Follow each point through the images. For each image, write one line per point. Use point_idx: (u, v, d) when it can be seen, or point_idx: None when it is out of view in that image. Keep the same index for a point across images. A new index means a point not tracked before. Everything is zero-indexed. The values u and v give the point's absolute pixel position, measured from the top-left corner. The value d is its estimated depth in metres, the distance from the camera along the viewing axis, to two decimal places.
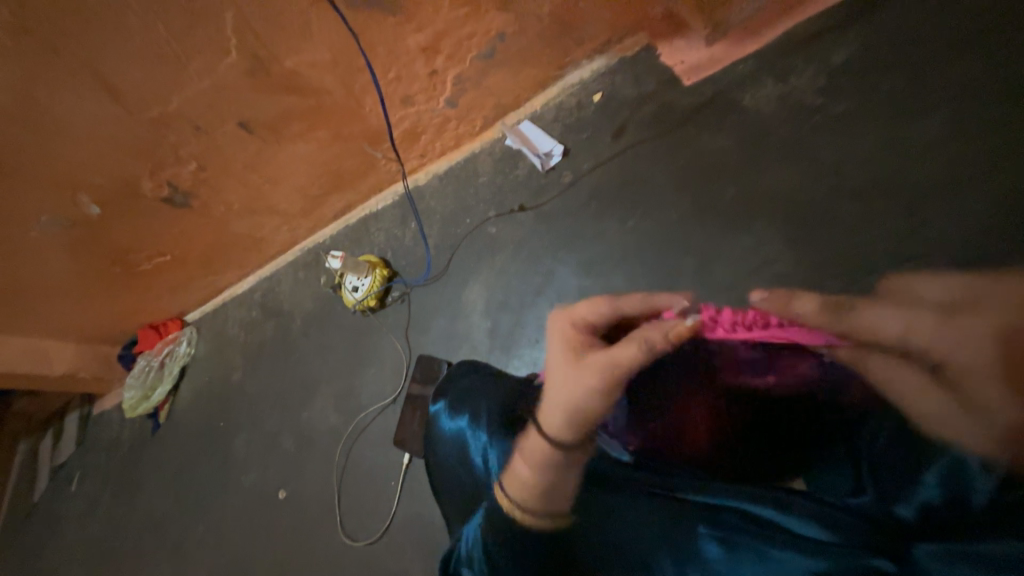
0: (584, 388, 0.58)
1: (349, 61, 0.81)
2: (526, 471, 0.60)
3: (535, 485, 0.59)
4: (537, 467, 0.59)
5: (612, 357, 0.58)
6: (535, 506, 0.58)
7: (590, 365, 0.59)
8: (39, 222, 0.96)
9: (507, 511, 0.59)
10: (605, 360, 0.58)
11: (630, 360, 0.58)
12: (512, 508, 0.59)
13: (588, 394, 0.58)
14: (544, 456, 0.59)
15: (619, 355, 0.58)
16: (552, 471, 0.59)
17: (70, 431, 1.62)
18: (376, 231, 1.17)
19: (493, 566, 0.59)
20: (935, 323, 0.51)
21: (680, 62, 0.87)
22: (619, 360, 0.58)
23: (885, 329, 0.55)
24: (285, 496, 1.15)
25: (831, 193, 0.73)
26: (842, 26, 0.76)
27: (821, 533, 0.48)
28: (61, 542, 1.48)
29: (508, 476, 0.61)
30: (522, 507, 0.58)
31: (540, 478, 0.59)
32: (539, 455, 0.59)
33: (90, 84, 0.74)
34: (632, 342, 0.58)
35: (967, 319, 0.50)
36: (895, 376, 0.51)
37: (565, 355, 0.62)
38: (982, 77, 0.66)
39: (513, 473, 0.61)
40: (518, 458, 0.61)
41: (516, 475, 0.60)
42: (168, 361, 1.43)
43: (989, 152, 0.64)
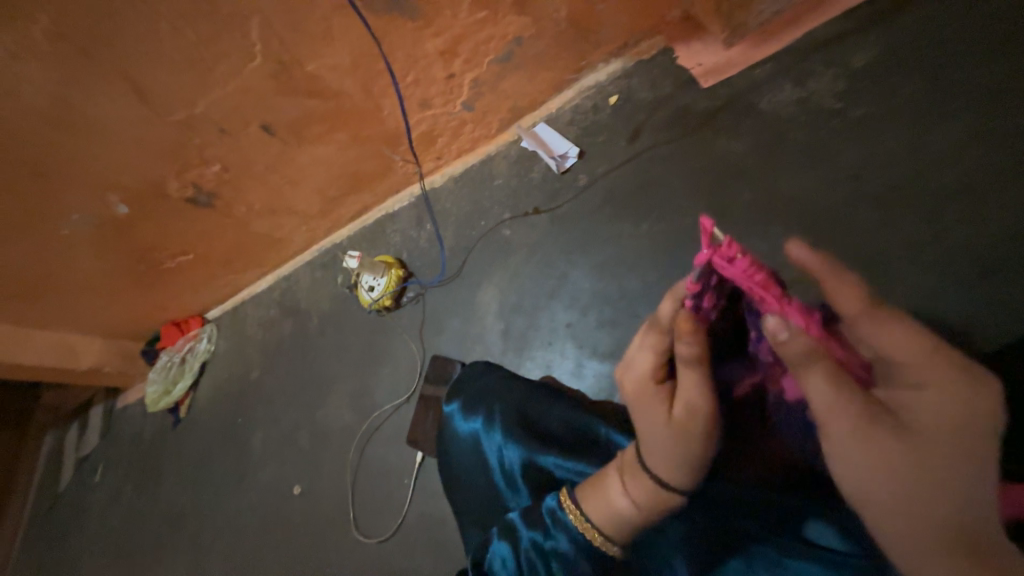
0: (687, 441, 0.49)
1: (369, 65, 0.83)
2: (630, 510, 0.52)
3: (634, 522, 0.53)
4: (643, 509, 0.52)
5: (690, 399, 0.49)
6: (632, 539, 0.54)
7: (679, 419, 0.49)
8: (70, 221, 1.00)
9: (590, 537, 0.55)
10: (690, 404, 0.49)
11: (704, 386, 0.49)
12: (601, 540, 0.54)
13: (692, 444, 0.49)
14: (654, 500, 0.51)
15: (692, 391, 0.49)
16: (659, 513, 0.52)
17: (94, 423, 1.67)
18: (392, 232, 1.19)
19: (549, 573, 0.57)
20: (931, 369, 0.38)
21: (697, 65, 0.87)
22: (696, 394, 0.49)
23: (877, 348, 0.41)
24: (300, 492, 1.17)
25: (852, 197, 0.71)
26: (864, 28, 0.75)
27: (841, 544, 0.50)
28: (85, 532, 1.52)
29: (597, 512, 0.54)
30: (617, 542, 0.54)
31: (643, 517, 0.52)
32: (648, 500, 0.51)
33: (121, 87, 0.77)
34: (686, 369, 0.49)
35: (969, 392, 0.37)
36: (841, 398, 0.40)
37: (650, 415, 0.51)
38: (1009, 80, 0.65)
39: (606, 504, 0.54)
40: (615, 488, 0.53)
41: (610, 513, 0.53)
42: (189, 357, 1.46)
43: (1015, 158, 0.63)
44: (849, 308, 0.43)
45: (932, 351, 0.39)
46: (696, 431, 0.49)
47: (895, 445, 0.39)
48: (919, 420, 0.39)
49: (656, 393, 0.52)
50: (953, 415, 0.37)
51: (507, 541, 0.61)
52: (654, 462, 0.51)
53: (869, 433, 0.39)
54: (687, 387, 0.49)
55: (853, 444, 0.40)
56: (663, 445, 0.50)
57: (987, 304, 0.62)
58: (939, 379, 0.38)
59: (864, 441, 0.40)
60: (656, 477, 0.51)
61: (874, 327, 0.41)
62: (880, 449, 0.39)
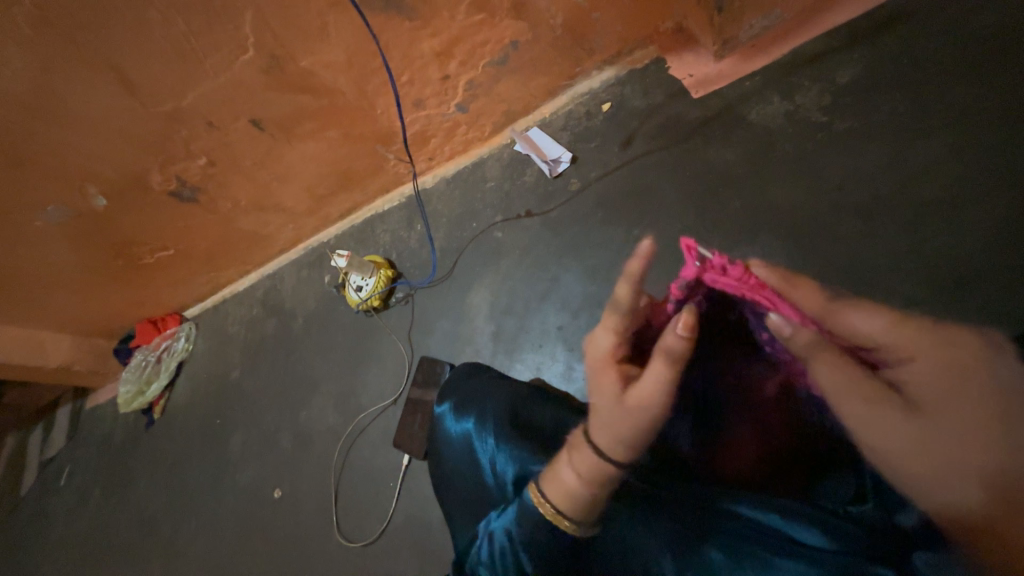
0: (630, 422, 0.48)
1: (364, 63, 0.82)
2: (576, 484, 0.51)
3: (585, 499, 0.51)
4: (587, 482, 0.50)
5: (646, 386, 0.47)
6: (582, 515, 0.52)
7: (629, 400, 0.48)
8: (45, 212, 0.96)
9: (542, 511, 0.53)
10: (645, 392, 0.48)
11: (666, 382, 0.47)
12: (551, 514, 0.52)
13: (636, 427, 0.48)
14: (598, 474, 0.50)
15: (650, 382, 0.47)
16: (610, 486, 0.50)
17: (62, 425, 1.60)
18: (382, 232, 1.18)
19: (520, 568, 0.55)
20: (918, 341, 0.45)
21: (688, 75, 0.89)
22: (654, 387, 0.47)
23: (856, 326, 0.48)
24: (281, 495, 1.14)
25: (836, 209, 0.74)
26: (847, 46, 0.78)
27: (825, 542, 0.46)
28: (48, 539, 1.45)
29: (549, 482, 0.53)
30: (574, 521, 0.52)
31: (590, 492, 0.51)
32: (592, 472, 0.50)
33: (106, 75, 0.75)
34: (657, 361, 0.47)
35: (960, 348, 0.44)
36: (858, 378, 0.44)
37: (603, 387, 0.51)
38: (982, 101, 0.69)
39: (555, 480, 0.52)
40: (562, 463, 0.52)
41: (561, 486, 0.52)
42: (165, 357, 1.41)
43: (989, 173, 0.66)
44: (814, 302, 0.49)
45: (902, 323, 0.46)
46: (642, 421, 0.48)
47: (908, 415, 0.42)
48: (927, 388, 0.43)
49: (615, 371, 0.52)
50: (955, 373, 0.43)
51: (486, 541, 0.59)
52: (597, 435, 0.50)
53: (889, 412, 0.43)
54: (648, 375, 0.47)
55: (879, 425, 0.43)
56: (613, 423, 0.49)
57: (967, 313, 0.64)
58: (925, 346, 0.44)
59: (888, 418, 0.43)
60: (596, 449, 0.50)
61: (846, 307, 0.48)
62: (896, 416, 0.42)
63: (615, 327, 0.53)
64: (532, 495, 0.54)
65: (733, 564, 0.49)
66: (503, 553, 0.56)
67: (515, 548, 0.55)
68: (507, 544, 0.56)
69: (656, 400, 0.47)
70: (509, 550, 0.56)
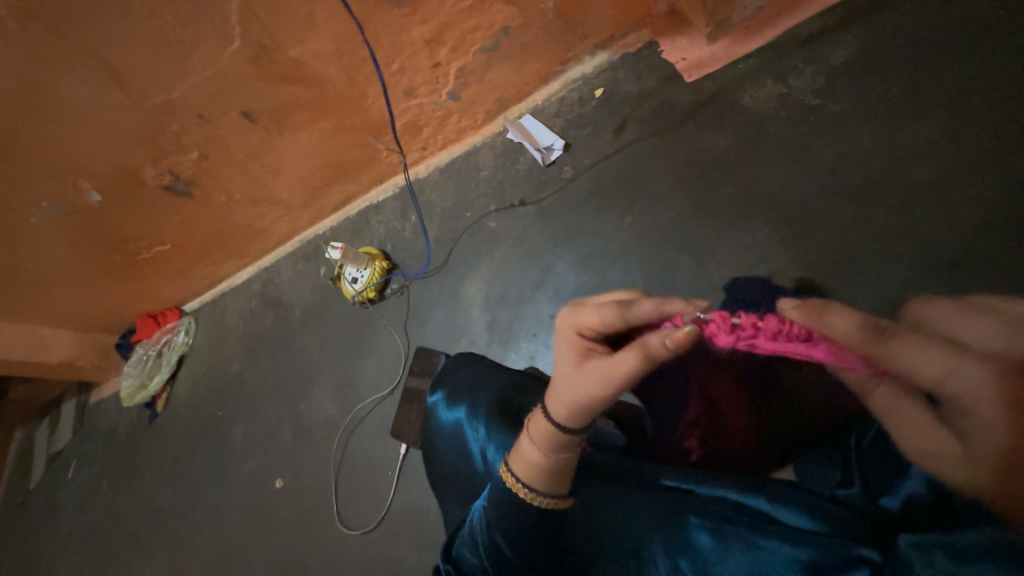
0: (584, 397, 0.48)
1: (352, 52, 0.81)
2: (533, 451, 0.52)
3: (541, 467, 0.52)
4: (547, 449, 0.52)
5: (612, 369, 0.46)
6: (543, 485, 0.52)
7: (594, 377, 0.47)
8: (40, 208, 0.96)
9: (509, 484, 0.53)
10: (607, 373, 0.46)
11: (633, 372, 0.45)
12: (514, 484, 0.53)
13: (593, 402, 0.48)
14: (556, 442, 0.51)
15: (618, 367, 0.45)
16: (566, 451, 0.51)
17: (67, 418, 1.62)
18: (376, 223, 1.17)
19: (500, 550, 0.54)
20: (987, 382, 0.36)
21: (681, 59, 0.87)
22: (620, 374, 0.45)
23: (916, 366, 0.38)
24: (282, 485, 1.16)
25: (828, 194, 0.73)
26: (843, 26, 0.76)
27: (806, 522, 0.47)
28: (57, 531, 1.48)
29: (515, 453, 0.54)
30: (537, 491, 0.52)
31: (547, 459, 0.52)
32: (552, 440, 0.51)
33: (93, 69, 0.74)
34: (631, 350, 0.44)
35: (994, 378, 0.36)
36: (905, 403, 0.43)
37: (565, 357, 0.51)
38: (979, 80, 0.67)
39: (518, 451, 0.54)
40: (526, 437, 0.54)
41: (523, 456, 0.53)
42: (166, 351, 1.43)
43: (987, 153, 0.65)
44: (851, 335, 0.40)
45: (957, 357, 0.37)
46: (597, 393, 0.48)
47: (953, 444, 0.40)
48: (925, 428, 0.41)
49: (581, 347, 0.50)
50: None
51: (472, 523, 0.59)
52: (555, 407, 0.51)
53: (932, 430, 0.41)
54: (616, 360, 0.45)
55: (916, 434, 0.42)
56: (567, 391, 0.49)
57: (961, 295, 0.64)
58: (982, 390, 0.36)
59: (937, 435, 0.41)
60: (552, 417, 0.51)
61: (900, 347, 0.39)
62: (934, 436, 0.41)
63: (603, 314, 0.48)
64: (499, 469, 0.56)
65: (719, 546, 0.49)
66: (481, 534, 0.56)
67: (490, 528, 0.54)
68: (484, 526, 0.55)
69: (613, 384, 0.46)
70: (487, 531, 0.55)
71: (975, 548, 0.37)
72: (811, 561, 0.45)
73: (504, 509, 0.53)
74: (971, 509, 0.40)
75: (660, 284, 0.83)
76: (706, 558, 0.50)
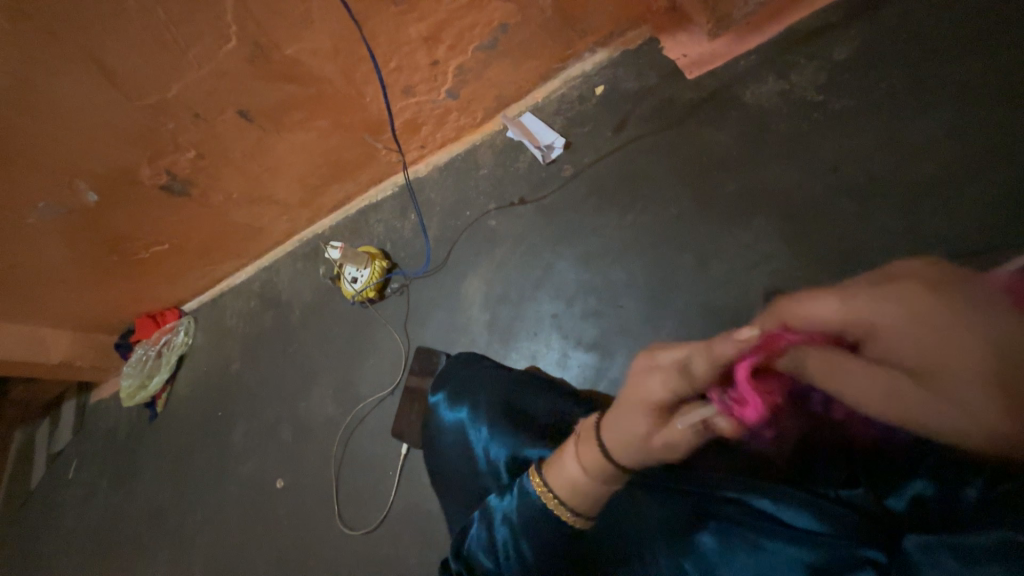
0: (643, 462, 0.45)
1: (350, 50, 0.80)
2: (574, 475, 0.50)
3: (584, 493, 0.50)
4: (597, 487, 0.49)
5: (675, 445, 0.42)
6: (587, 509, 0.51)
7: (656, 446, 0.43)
8: (36, 209, 0.96)
9: (545, 501, 0.52)
10: (670, 447, 0.42)
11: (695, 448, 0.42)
12: (555, 504, 0.52)
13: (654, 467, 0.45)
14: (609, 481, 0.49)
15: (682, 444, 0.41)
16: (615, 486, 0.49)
17: (67, 418, 1.62)
18: (375, 222, 1.17)
19: (523, 555, 0.55)
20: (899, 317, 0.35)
21: (683, 56, 0.86)
22: (684, 449, 0.42)
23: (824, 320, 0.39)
24: (283, 485, 1.15)
25: (830, 191, 0.73)
26: (845, 21, 0.76)
27: (812, 523, 0.46)
28: (58, 531, 1.48)
29: (549, 468, 0.53)
30: (575, 512, 0.51)
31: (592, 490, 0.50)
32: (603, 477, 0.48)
33: (87, 69, 0.73)
34: (689, 427, 0.40)
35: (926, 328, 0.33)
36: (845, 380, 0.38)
37: (623, 414, 0.45)
38: (983, 78, 0.67)
39: (560, 469, 0.52)
40: (570, 454, 0.51)
41: (561, 476, 0.51)
42: (165, 351, 1.42)
43: (988, 151, 0.65)
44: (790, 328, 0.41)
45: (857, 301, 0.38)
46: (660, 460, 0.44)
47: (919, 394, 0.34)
48: (873, 380, 0.35)
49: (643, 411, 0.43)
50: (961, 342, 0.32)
51: (483, 525, 0.59)
52: (620, 453, 0.46)
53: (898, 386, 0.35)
54: (677, 435, 0.41)
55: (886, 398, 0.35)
56: (628, 451, 0.46)
57: None
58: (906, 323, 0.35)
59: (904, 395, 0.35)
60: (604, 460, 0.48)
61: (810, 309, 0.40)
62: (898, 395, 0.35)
63: (672, 386, 0.41)
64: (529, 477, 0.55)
65: (725, 547, 0.50)
66: (502, 535, 0.56)
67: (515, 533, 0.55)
68: (509, 533, 0.56)
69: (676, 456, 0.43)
70: (508, 531, 0.56)
71: (984, 552, 0.37)
72: (819, 564, 0.45)
73: (531, 514, 0.54)
74: (981, 510, 0.40)
75: (661, 283, 0.82)
76: (711, 559, 0.50)
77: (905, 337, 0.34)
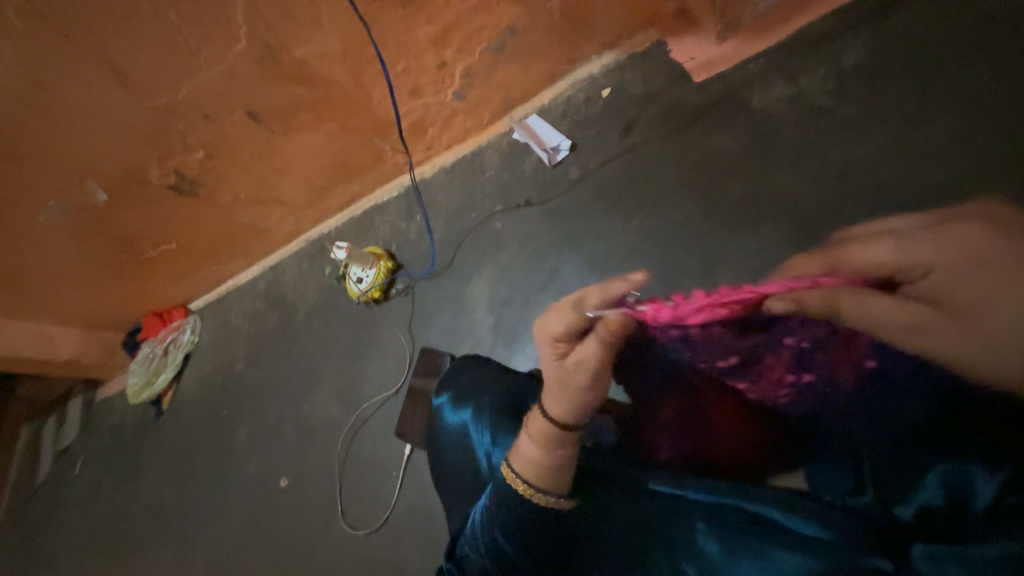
0: (574, 391, 0.51)
1: (358, 52, 0.81)
2: (532, 448, 0.55)
3: (543, 465, 0.54)
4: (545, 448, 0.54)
5: (583, 358, 0.49)
6: (552, 484, 0.55)
7: (569, 365, 0.50)
8: (46, 208, 0.97)
9: (515, 488, 0.55)
10: (583, 360, 0.49)
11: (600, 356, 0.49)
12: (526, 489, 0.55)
13: (582, 395, 0.52)
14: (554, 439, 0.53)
15: (589, 356, 0.49)
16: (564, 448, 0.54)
17: (74, 415, 1.63)
18: (381, 223, 1.17)
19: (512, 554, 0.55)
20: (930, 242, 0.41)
21: (691, 59, 0.86)
22: (593, 361, 0.49)
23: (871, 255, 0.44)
24: (287, 485, 1.16)
25: (837, 196, 0.73)
26: (854, 26, 0.75)
27: (817, 531, 0.46)
28: (64, 527, 1.49)
29: (515, 454, 0.57)
30: (541, 489, 0.54)
31: (545, 458, 0.54)
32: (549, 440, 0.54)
33: (98, 69, 0.74)
34: (591, 340, 0.48)
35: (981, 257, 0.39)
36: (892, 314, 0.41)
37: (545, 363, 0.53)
38: (994, 83, 0.66)
39: (518, 449, 0.57)
40: (523, 436, 0.56)
41: (524, 455, 0.56)
42: (172, 349, 1.43)
43: (999, 157, 0.64)
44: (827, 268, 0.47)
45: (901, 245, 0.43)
46: (579, 383, 0.51)
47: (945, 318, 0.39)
48: (896, 309, 0.41)
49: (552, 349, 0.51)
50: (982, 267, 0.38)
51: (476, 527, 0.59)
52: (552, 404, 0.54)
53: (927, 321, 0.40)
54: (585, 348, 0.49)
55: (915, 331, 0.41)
56: (554, 389, 0.53)
57: None
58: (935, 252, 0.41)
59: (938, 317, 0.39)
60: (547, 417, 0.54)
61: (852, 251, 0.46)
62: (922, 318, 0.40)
63: (566, 318, 0.48)
64: (500, 470, 0.58)
65: (727, 552, 0.49)
66: (490, 534, 0.56)
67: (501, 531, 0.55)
68: (495, 533, 0.56)
69: (593, 371, 0.50)
70: (495, 525, 0.56)
71: (992, 557, 0.38)
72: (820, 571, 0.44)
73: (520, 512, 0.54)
74: (983, 522, 0.41)
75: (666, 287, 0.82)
76: (712, 564, 0.50)
77: (969, 279, 0.38)
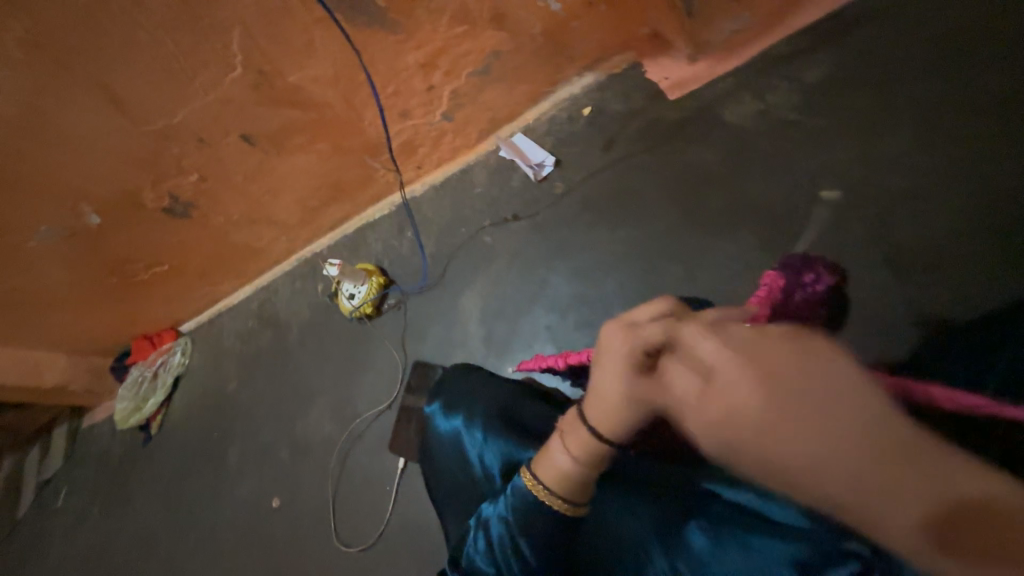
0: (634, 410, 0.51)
1: (351, 77, 0.84)
2: (563, 459, 0.55)
3: (572, 478, 0.55)
4: (582, 464, 0.54)
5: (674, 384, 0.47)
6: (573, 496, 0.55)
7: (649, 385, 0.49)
8: (38, 233, 0.97)
9: (536, 495, 0.56)
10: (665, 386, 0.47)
11: None
12: (544, 495, 0.56)
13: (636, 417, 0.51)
14: (592, 454, 0.54)
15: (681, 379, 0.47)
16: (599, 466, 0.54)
17: (58, 445, 1.59)
18: (373, 240, 1.19)
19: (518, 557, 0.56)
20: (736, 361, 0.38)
21: (665, 79, 0.91)
22: None
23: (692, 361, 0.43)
24: (279, 505, 1.15)
25: (808, 204, 0.77)
26: (815, 46, 0.81)
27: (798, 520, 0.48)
28: (46, 559, 1.45)
29: (541, 462, 0.57)
30: (565, 501, 0.55)
31: (576, 471, 0.55)
32: (587, 453, 0.54)
33: (96, 96, 0.77)
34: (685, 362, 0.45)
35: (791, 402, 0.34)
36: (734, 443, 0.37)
37: (614, 372, 0.51)
38: (942, 97, 0.72)
39: (546, 459, 0.56)
40: (557, 447, 0.56)
41: (552, 463, 0.56)
42: (161, 372, 1.42)
43: (946, 164, 0.71)
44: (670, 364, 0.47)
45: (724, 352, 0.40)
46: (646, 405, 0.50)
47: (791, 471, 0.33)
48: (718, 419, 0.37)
49: (631, 360, 0.50)
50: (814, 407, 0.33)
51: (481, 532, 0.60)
52: (595, 417, 0.53)
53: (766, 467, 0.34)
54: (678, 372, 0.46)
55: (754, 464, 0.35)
56: (612, 406, 0.52)
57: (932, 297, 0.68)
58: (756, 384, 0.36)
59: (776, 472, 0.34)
60: (590, 430, 0.54)
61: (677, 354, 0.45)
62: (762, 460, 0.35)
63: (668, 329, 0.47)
64: (522, 474, 0.58)
65: (716, 546, 0.50)
66: (496, 532, 0.58)
67: (513, 531, 0.57)
68: (502, 535, 0.57)
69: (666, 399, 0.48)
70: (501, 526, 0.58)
71: None
72: (804, 558, 0.46)
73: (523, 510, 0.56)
74: None
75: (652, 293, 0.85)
76: (703, 559, 0.51)
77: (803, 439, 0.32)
